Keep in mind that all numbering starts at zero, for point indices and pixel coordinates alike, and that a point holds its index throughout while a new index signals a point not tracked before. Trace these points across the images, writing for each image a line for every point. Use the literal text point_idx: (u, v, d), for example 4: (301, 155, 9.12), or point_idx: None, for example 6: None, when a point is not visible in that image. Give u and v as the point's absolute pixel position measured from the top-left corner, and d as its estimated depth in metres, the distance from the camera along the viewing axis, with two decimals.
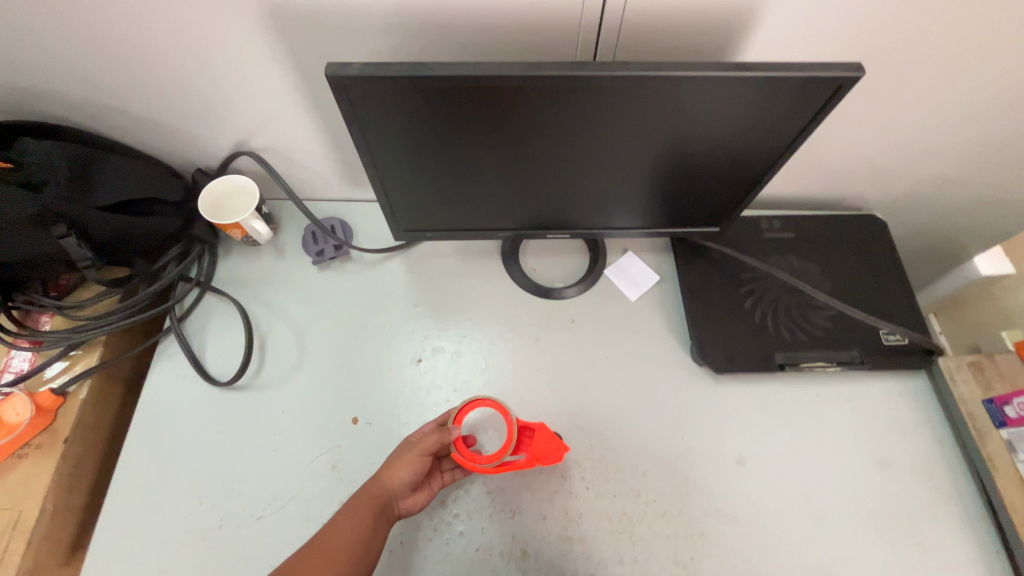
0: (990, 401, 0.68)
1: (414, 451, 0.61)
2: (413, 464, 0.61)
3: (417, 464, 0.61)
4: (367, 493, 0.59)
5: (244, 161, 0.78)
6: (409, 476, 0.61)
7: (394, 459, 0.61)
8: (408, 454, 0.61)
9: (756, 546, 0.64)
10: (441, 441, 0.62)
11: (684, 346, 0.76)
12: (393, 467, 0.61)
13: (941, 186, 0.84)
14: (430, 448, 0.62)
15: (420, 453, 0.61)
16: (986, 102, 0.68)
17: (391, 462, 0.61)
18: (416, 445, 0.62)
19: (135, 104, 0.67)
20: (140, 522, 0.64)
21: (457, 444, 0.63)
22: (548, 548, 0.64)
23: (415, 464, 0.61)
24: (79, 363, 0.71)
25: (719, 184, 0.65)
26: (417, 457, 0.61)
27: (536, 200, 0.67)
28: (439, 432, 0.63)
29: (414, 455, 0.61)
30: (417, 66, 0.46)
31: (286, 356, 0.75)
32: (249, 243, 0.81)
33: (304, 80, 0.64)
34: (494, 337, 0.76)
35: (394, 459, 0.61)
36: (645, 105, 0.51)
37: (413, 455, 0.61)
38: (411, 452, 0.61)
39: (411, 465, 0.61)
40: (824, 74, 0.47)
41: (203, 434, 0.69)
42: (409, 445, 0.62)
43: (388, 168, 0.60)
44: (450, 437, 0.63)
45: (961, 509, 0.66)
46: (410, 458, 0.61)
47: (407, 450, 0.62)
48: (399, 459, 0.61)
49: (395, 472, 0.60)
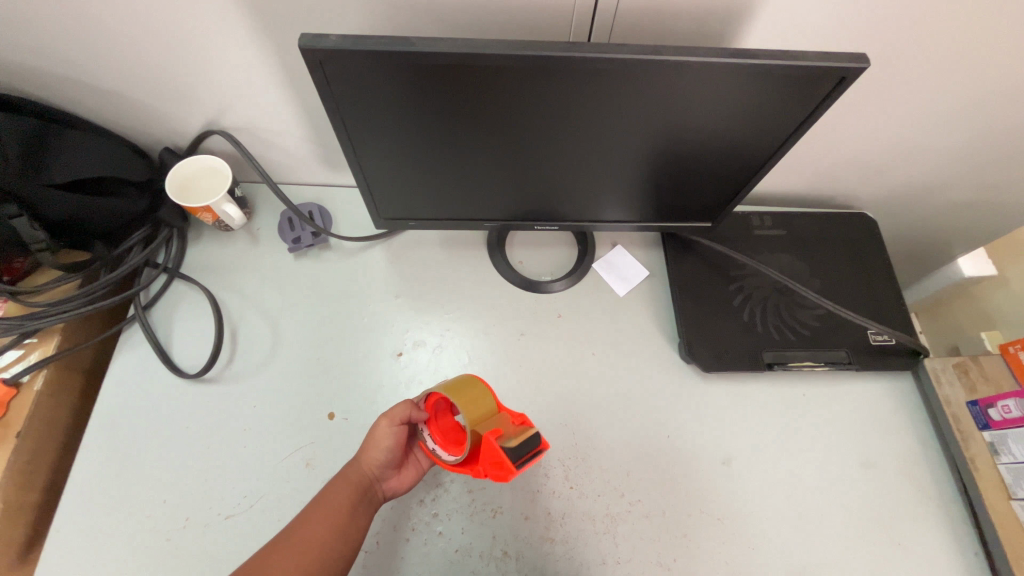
0: (974, 403, 0.67)
1: (384, 423, 0.59)
2: (387, 439, 0.59)
3: (388, 437, 0.59)
4: (345, 478, 0.57)
5: (216, 141, 0.74)
6: (385, 453, 0.58)
7: (368, 439, 0.59)
8: (380, 430, 0.59)
9: (739, 547, 0.63)
10: (410, 415, 0.60)
11: (672, 344, 0.75)
12: (367, 447, 0.59)
13: (930, 187, 0.84)
14: (400, 417, 0.60)
15: (391, 424, 0.59)
16: (982, 101, 0.67)
17: (365, 442, 0.59)
18: (385, 418, 0.59)
19: (95, 75, 0.62)
20: (98, 522, 0.61)
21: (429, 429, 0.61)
22: (530, 548, 0.62)
23: (388, 438, 0.59)
24: (35, 352, 0.67)
25: (713, 177, 0.63)
26: (390, 430, 0.59)
27: (523, 190, 0.64)
28: (408, 404, 0.60)
29: (386, 429, 0.59)
30: (397, 40, 0.43)
31: (259, 347, 0.72)
32: (221, 227, 0.77)
33: (280, 55, 0.60)
34: (478, 331, 0.74)
35: (367, 439, 0.59)
36: (642, 91, 0.49)
37: (384, 429, 0.59)
38: (381, 425, 0.59)
39: (382, 439, 0.59)
40: (828, 63, 0.45)
41: (170, 428, 0.66)
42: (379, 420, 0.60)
43: (368, 152, 0.56)
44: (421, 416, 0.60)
45: (943, 511, 0.66)
46: (381, 432, 0.59)
47: (377, 425, 0.60)
48: (372, 437, 0.59)
49: (369, 450, 0.58)
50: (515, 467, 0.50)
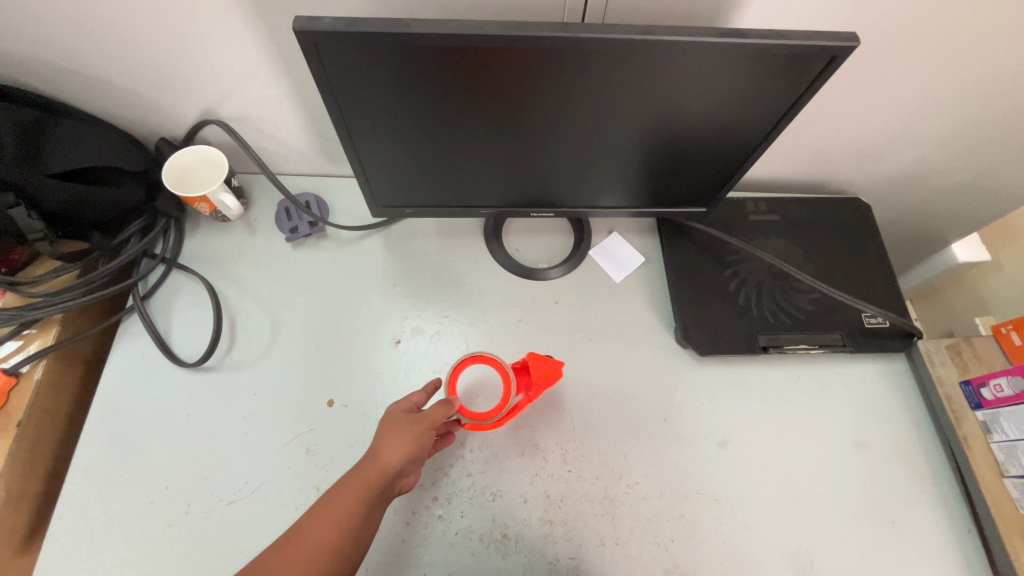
0: (967, 383, 0.68)
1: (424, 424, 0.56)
2: (422, 439, 0.56)
3: (425, 439, 0.56)
4: (371, 473, 0.51)
5: (212, 131, 0.74)
6: (416, 451, 0.55)
7: (403, 435, 0.54)
8: (417, 429, 0.56)
9: (735, 527, 0.64)
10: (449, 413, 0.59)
11: (668, 328, 0.75)
12: (399, 442, 0.54)
13: (925, 170, 0.84)
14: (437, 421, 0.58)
15: (430, 428, 0.57)
16: (974, 84, 0.67)
17: (399, 437, 0.54)
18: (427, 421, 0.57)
19: (92, 66, 0.62)
20: (101, 510, 0.61)
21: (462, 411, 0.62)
22: (529, 530, 0.63)
23: (423, 437, 0.56)
24: (33, 342, 0.67)
25: (709, 160, 0.63)
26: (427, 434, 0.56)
27: (521, 176, 0.65)
28: (446, 404, 0.59)
29: (426, 430, 0.56)
30: (392, 22, 0.43)
31: (257, 336, 0.72)
32: (218, 218, 0.77)
33: (274, 42, 0.60)
34: (476, 317, 0.75)
35: (401, 435, 0.54)
36: (636, 72, 0.49)
37: (423, 429, 0.56)
38: (421, 427, 0.56)
39: (420, 440, 0.55)
40: (820, 43, 0.46)
41: (170, 417, 0.66)
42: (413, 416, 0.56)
43: (364, 137, 0.57)
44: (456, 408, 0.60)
45: (936, 489, 0.67)
46: (419, 433, 0.56)
47: (415, 425, 0.56)
48: (408, 435, 0.54)
49: (405, 449, 0.54)
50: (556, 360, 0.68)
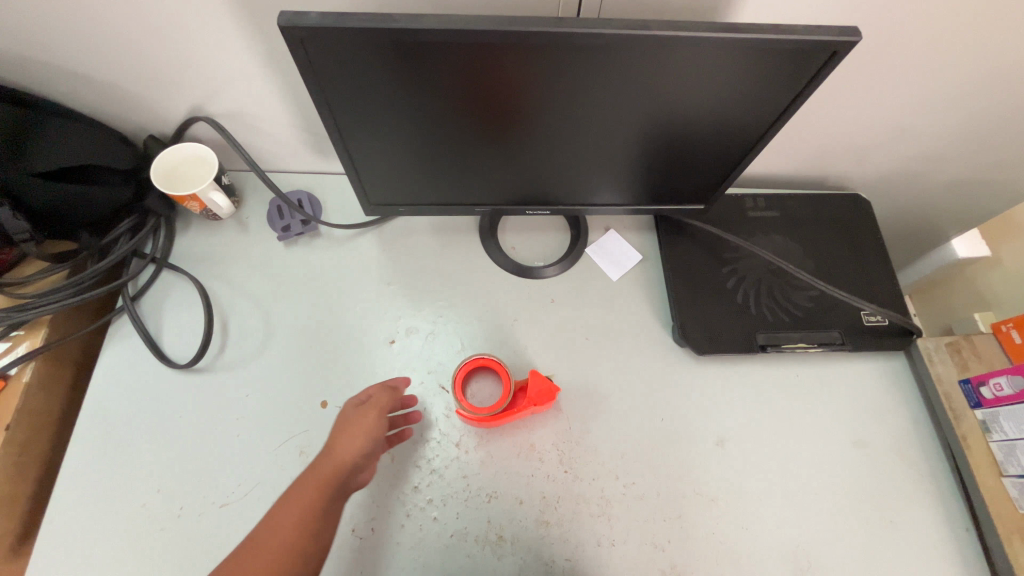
0: (966, 381, 0.67)
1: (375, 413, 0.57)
2: (374, 428, 0.56)
3: (377, 429, 0.56)
4: (327, 467, 0.51)
5: (202, 128, 0.73)
6: (369, 443, 0.55)
7: (354, 428, 0.55)
8: (366, 418, 0.56)
9: (733, 527, 0.64)
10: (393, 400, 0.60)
11: (666, 327, 0.74)
12: (351, 436, 0.54)
13: (925, 166, 0.83)
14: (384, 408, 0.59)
15: (380, 416, 0.57)
16: (976, 79, 0.66)
17: (349, 430, 0.54)
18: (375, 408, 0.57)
19: (76, 62, 0.61)
20: (92, 513, 0.60)
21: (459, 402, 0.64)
22: (525, 532, 0.63)
23: (374, 428, 0.56)
24: (22, 344, 0.66)
25: (707, 157, 0.62)
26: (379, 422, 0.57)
27: (515, 174, 0.64)
28: (390, 390, 0.61)
29: (376, 418, 0.56)
30: (380, 17, 0.42)
31: (250, 336, 0.71)
32: (209, 216, 0.76)
33: (263, 36, 0.59)
34: (471, 317, 0.74)
35: (352, 428, 0.55)
36: (633, 68, 0.48)
37: (372, 419, 0.56)
38: (370, 416, 0.56)
39: (371, 430, 0.55)
40: (820, 37, 0.45)
41: (161, 419, 0.65)
42: (364, 407, 0.57)
43: (354, 135, 0.55)
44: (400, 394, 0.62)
45: (935, 489, 0.66)
46: (369, 423, 0.56)
47: (363, 415, 0.56)
48: (359, 427, 0.55)
49: (357, 440, 0.54)
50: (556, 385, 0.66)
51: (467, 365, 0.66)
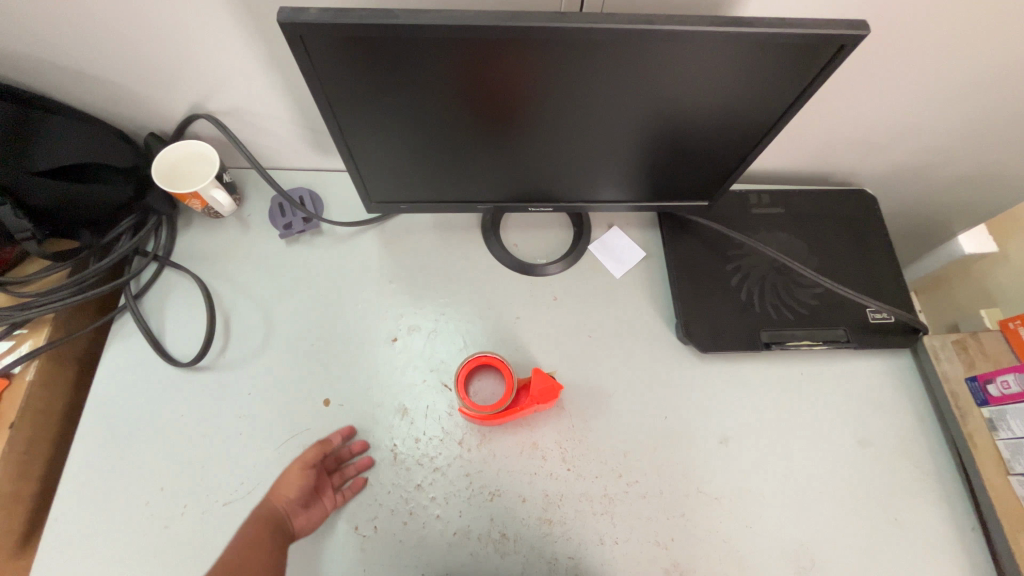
0: (973, 379, 0.66)
1: (298, 465, 0.61)
2: (298, 477, 0.60)
3: (300, 477, 0.60)
4: (255, 519, 0.58)
5: (202, 126, 0.72)
6: (293, 491, 0.60)
7: (279, 481, 0.61)
8: (292, 470, 0.61)
9: (737, 525, 0.63)
10: (320, 448, 0.63)
11: (669, 325, 0.74)
12: (276, 489, 0.60)
13: (932, 161, 0.82)
14: (310, 458, 0.62)
15: (305, 465, 0.61)
16: (985, 73, 0.65)
17: (276, 484, 0.61)
18: (298, 461, 0.62)
19: (76, 60, 0.60)
20: (96, 511, 0.61)
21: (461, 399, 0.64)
22: (527, 530, 0.63)
23: (299, 477, 0.60)
24: (25, 342, 0.66)
25: (710, 153, 0.61)
26: (300, 471, 0.61)
27: (517, 171, 0.63)
28: (318, 443, 0.63)
29: (298, 468, 0.61)
30: (379, 13, 0.41)
31: (252, 334, 0.71)
32: (211, 214, 0.76)
33: (263, 33, 0.58)
34: (473, 314, 0.73)
35: (278, 480, 0.61)
36: (635, 63, 0.47)
37: (297, 470, 0.61)
38: (294, 468, 0.61)
39: (293, 479, 0.60)
40: (827, 31, 0.44)
41: (164, 418, 0.66)
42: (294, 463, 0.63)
43: (355, 133, 0.55)
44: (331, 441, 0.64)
45: (940, 487, 0.66)
46: (293, 474, 0.61)
47: (290, 468, 0.62)
48: (284, 478, 0.61)
49: (279, 490, 0.60)
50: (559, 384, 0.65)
51: (470, 363, 0.66)
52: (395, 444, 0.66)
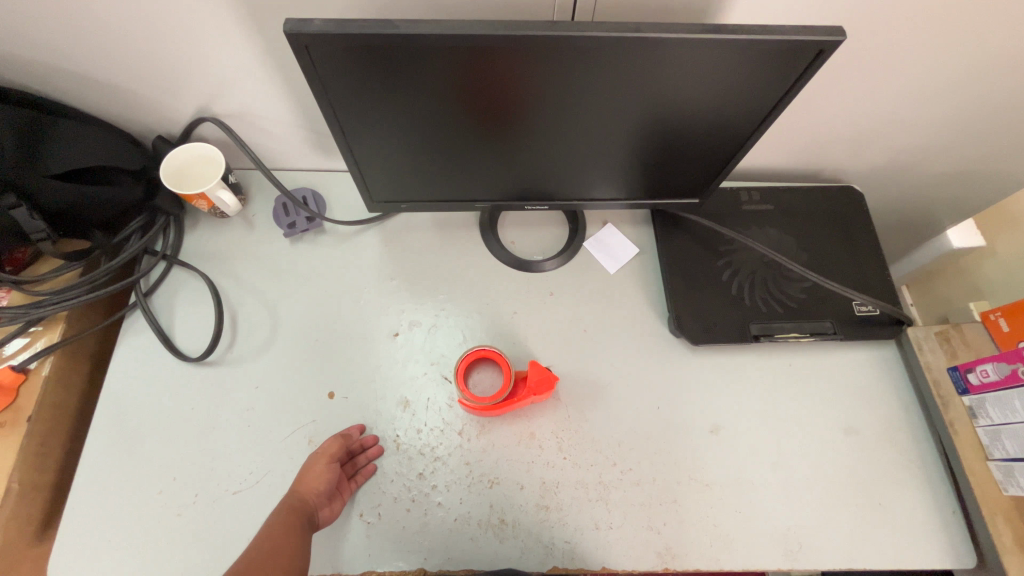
0: (954, 369, 0.69)
1: (325, 459, 0.63)
2: (326, 472, 0.62)
3: (328, 471, 0.62)
4: (286, 508, 0.59)
5: (208, 128, 0.74)
6: (322, 484, 0.61)
7: (306, 473, 0.62)
8: (318, 465, 0.63)
9: (726, 512, 0.66)
10: (345, 443, 0.65)
11: (662, 318, 0.76)
12: (304, 481, 0.62)
13: (916, 158, 0.85)
14: (337, 453, 0.63)
15: (332, 460, 0.63)
16: (962, 71, 0.68)
17: (303, 476, 0.62)
18: (324, 454, 0.63)
19: (88, 67, 0.63)
20: (111, 500, 0.63)
21: (461, 391, 0.66)
22: (525, 516, 0.65)
23: (326, 472, 0.62)
24: (40, 339, 0.68)
25: (700, 153, 0.63)
26: (328, 466, 0.62)
27: (512, 171, 0.65)
28: (341, 438, 0.65)
29: (326, 463, 0.63)
30: (381, 22, 0.44)
31: (258, 330, 0.73)
32: (216, 214, 0.78)
33: (265, 39, 0.60)
34: (472, 310, 0.76)
35: (305, 472, 0.62)
36: (626, 68, 0.49)
37: (324, 464, 0.62)
38: (321, 462, 0.63)
39: (322, 473, 0.62)
40: (805, 37, 0.46)
41: (174, 412, 0.68)
42: (317, 456, 0.64)
43: (357, 136, 0.57)
44: (352, 437, 0.66)
45: (923, 473, 0.68)
46: (320, 468, 0.62)
47: (316, 461, 0.63)
48: (310, 471, 0.62)
49: (307, 482, 0.61)
50: (555, 376, 0.67)
51: (469, 356, 0.68)
52: (397, 435, 0.68)
